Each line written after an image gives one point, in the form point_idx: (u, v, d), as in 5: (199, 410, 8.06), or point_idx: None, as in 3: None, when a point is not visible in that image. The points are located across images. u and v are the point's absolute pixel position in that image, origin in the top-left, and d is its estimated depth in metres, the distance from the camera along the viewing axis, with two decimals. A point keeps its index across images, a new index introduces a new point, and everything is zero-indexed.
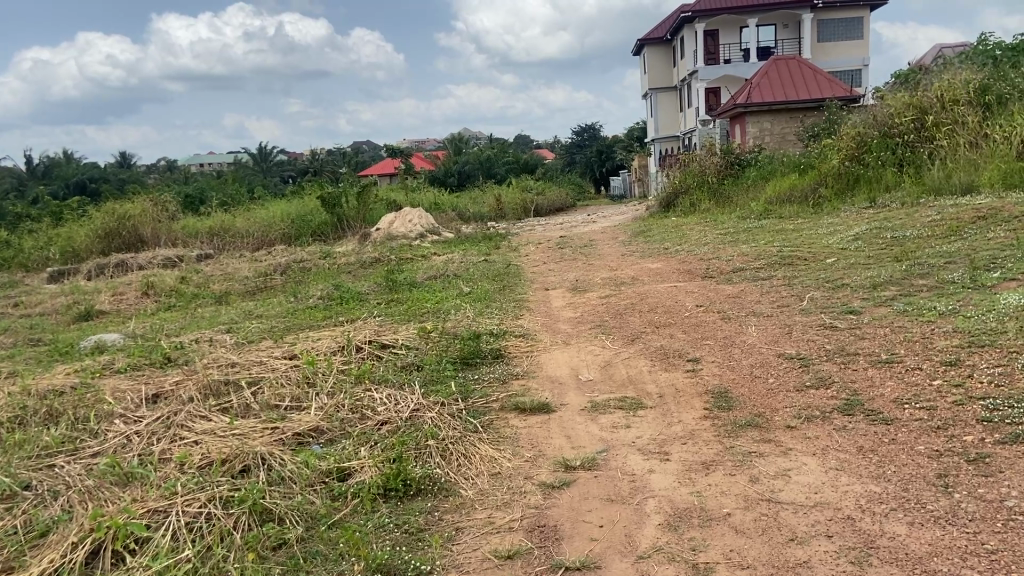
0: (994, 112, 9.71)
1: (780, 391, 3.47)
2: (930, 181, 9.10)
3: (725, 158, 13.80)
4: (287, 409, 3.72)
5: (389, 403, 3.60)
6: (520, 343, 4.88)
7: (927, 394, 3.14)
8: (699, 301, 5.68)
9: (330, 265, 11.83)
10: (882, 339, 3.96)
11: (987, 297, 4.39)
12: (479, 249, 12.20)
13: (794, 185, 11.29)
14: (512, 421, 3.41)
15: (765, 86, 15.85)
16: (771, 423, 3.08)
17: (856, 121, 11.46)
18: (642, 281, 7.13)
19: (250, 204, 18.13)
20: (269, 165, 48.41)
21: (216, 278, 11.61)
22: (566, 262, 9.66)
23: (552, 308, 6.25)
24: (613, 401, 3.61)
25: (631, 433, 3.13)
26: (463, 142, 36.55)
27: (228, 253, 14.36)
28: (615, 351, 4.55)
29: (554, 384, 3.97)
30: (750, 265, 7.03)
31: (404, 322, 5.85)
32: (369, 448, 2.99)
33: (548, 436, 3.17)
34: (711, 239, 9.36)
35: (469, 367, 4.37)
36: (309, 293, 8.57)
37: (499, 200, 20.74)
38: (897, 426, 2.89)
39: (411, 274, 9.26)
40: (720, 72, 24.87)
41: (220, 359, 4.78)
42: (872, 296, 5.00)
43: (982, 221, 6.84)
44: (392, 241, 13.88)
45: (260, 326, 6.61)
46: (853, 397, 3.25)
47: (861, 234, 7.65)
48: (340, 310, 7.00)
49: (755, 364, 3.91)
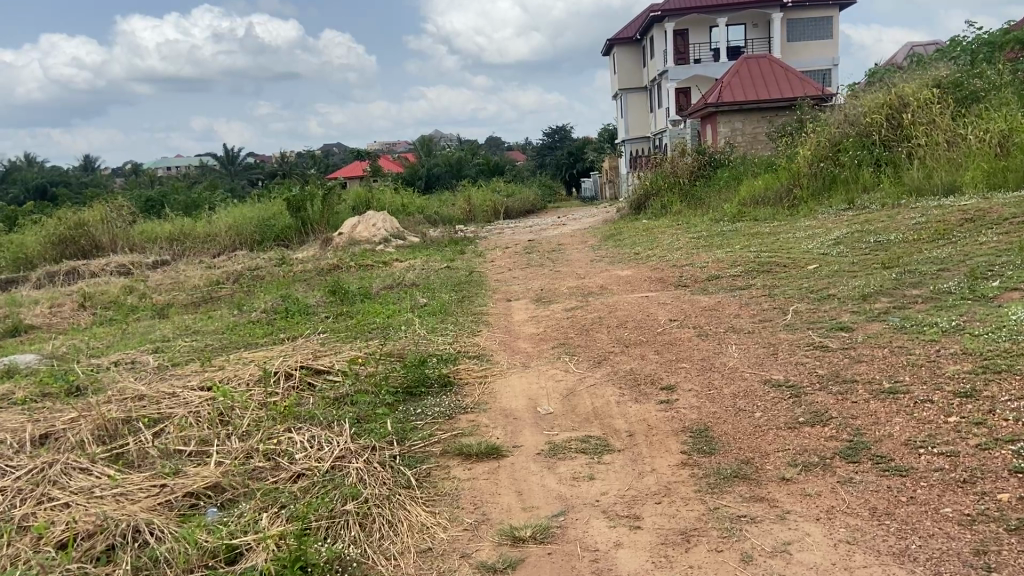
0: (971, 109, 9.36)
1: (768, 429, 2.97)
2: (910, 181, 8.70)
3: (698, 159, 13.38)
4: (189, 457, 3.14)
5: (310, 449, 3.04)
6: (473, 366, 4.32)
7: (945, 436, 2.64)
8: (673, 314, 5.17)
9: (285, 272, 11.18)
10: (881, 363, 3.48)
11: (994, 311, 3.93)
12: (444, 255, 11.62)
13: (768, 185, 10.87)
14: (454, 470, 2.85)
15: (736, 84, 15.43)
16: (762, 475, 2.56)
17: (829, 119, 11.07)
18: (611, 290, 6.62)
19: (207, 207, 17.39)
20: (235, 168, 47.31)
21: (162, 288, 10.91)
22: (531, 269, 9.14)
23: (513, 322, 5.71)
24: (574, 442, 3.07)
25: (595, 487, 2.60)
26: (432, 144, 35.96)
27: (183, 260, 13.64)
28: (579, 376, 4.02)
29: (507, 419, 3.43)
30: (726, 273, 6.56)
31: (348, 342, 5.29)
32: (272, 515, 2.43)
33: (497, 491, 2.63)
34: (685, 243, 8.88)
35: (412, 399, 3.81)
36: (254, 305, 7.95)
37: (468, 203, 20.18)
38: (916, 479, 2.38)
39: (366, 283, 8.69)
40: (690, 72, 24.54)
41: (128, 389, 4.16)
42: (862, 309, 4.53)
43: (970, 223, 6.43)
44: (353, 247, 13.26)
45: (192, 346, 5.98)
46: (858, 438, 2.75)
47: (841, 238, 7.23)
48: (284, 326, 6.41)
49: (738, 394, 3.39)
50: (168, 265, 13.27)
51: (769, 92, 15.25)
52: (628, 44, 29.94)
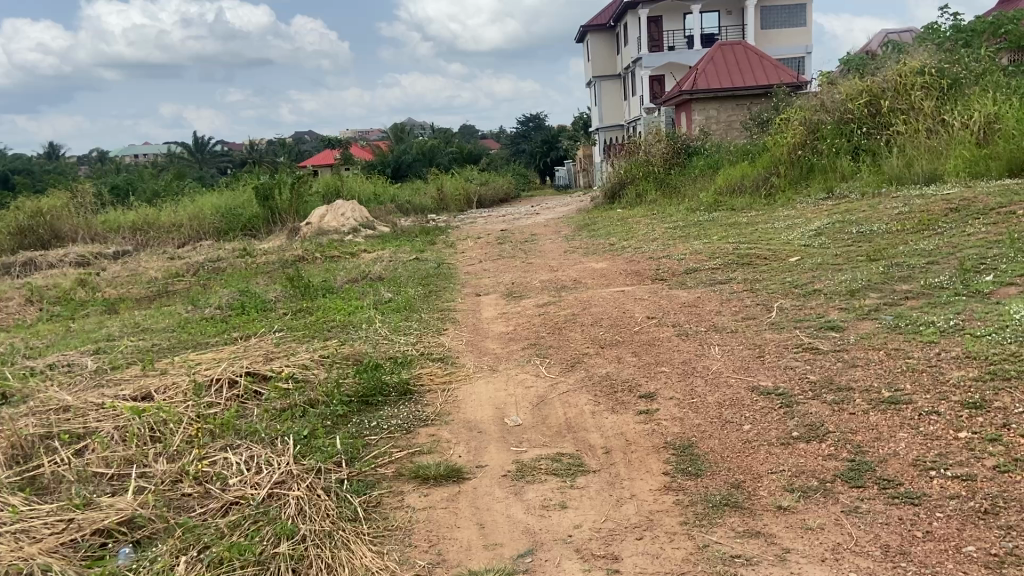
0: (950, 95, 9.15)
1: (759, 445, 2.68)
2: (890, 169, 8.48)
3: (671, 146, 13.12)
4: (110, 481, 2.78)
5: (246, 473, 2.70)
6: (437, 370, 3.99)
7: (958, 455, 2.35)
8: (651, 311, 4.87)
9: (248, 264, 10.74)
10: (877, 368, 3.19)
11: (993, 309, 3.66)
12: (414, 246, 11.24)
13: (744, 174, 10.63)
14: (407, 498, 2.52)
15: (711, 71, 15.19)
16: (755, 503, 2.27)
17: (806, 106, 10.82)
18: (585, 284, 6.32)
19: (168, 196, 16.81)
20: (203, 157, 46.41)
21: (117, 281, 10.40)
22: (503, 261, 8.81)
23: (481, 320, 5.38)
24: (544, 461, 2.76)
25: (568, 518, 2.29)
26: (405, 131, 35.38)
27: (143, 251, 13.11)
28: (551, 381, 3.69)
29: (470, 433, 3.10)
30: (705, 265, 6.28)
31: (305, 342, 4.94)
32: (188, 560, 2.09)
33: (455, 524, 2.31)
34: (661, 234, 8.60)
35: (367, 409, 3.47)
36: (210, 299, 7.54)
37: (441, 192, 19.78)
38: (931, 510, 2.09)
39: (330, 277, 8.30)
40: (664, 59, 24.25)
41: (54, 399, 3.77)
42: (852, 306, 4.26)
43: (955, 213, 6.20)
44: (321, 237, 12.83)
45: (138, 346, 5.60)
46: (860, 457, 2.46)
47: (822, 229, 6.98)
48: (239, 324, 6.02)
49: (724, 404, 3.10)
50: (126, 256, 12.73)
51: (743, 79, 15.01)
52: (602, 31, 29.65)
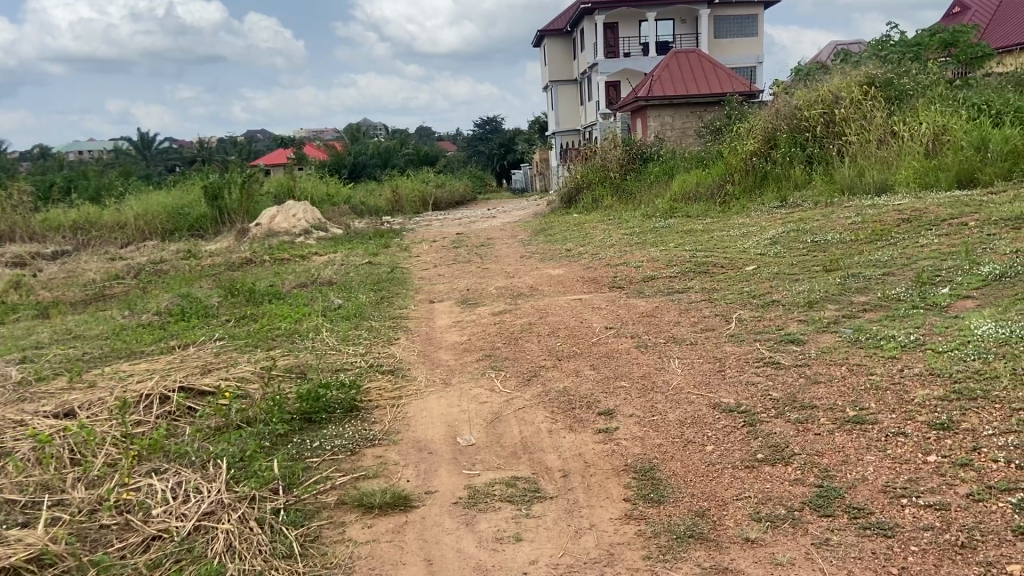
0: (900, 106, 9.25)
1: (723, 468, 2.55)
2: (842, 179, 8.53)
3: (627, 152, 13.08)
4: (21, 510, 2.54)
5: (172, 502, 2.48)
6: (386, 384, 3.79)
7: (928, 481, 2.25)
8: (608, 321, 4.75)
9: (193, 267, 10.37)
10: (841, 385, 3.10)
11: (953, 323, 3.61)
12: (366, 249, 10.98)
13: (700, 180, 10.62)
14: (349, 531, 2.34)
15: (666, 78, 15.21)
16: (720, 534, 2.14)
17: (760, 115, 10.86)
18: (540, 292, 6.18)
19: (111, 194, 16.22)
20: (151, 154, 45.20)
21: (52, 283, 9.93)
22: (457, 266, 8.63)
23: (433, 328, 5.19)
24: (497, 486, 2.59)
25: (524, 553, 2.14)
26: (360, 131, 34.92)
27: (82, 251, 12.59)
28: (506, 397, 3.52)
29: (420, 455, 2.92)
30: (662, 274, 6.18)
31: (247, 352, 4.69)
32: None
33: (400, 561, 2.16)
34: (617, 240, 8.51)
35: (309, 428, 3.27)
36: (150, 304, 7.20)
37: (396, 194, 19.50)
38: (905, 543, 1.99)
39: (278, 281, 8.01)
40: (620, 65, 24.31)
41: None
42: (811, 318, 4.19)
43: (908, 224, 6.22)
44: (271, 239, 12.48)
45: (68, 355, 5.28)
46: (828, 483, 2.35)
47: (778, 238, 6.96)
48: (178, 331, 5.73)
49: (685, 422, 2.97)
50: (63, 256, 12.21)
51: (698, 86, 15.06)
52: (558, 36, 29.64)
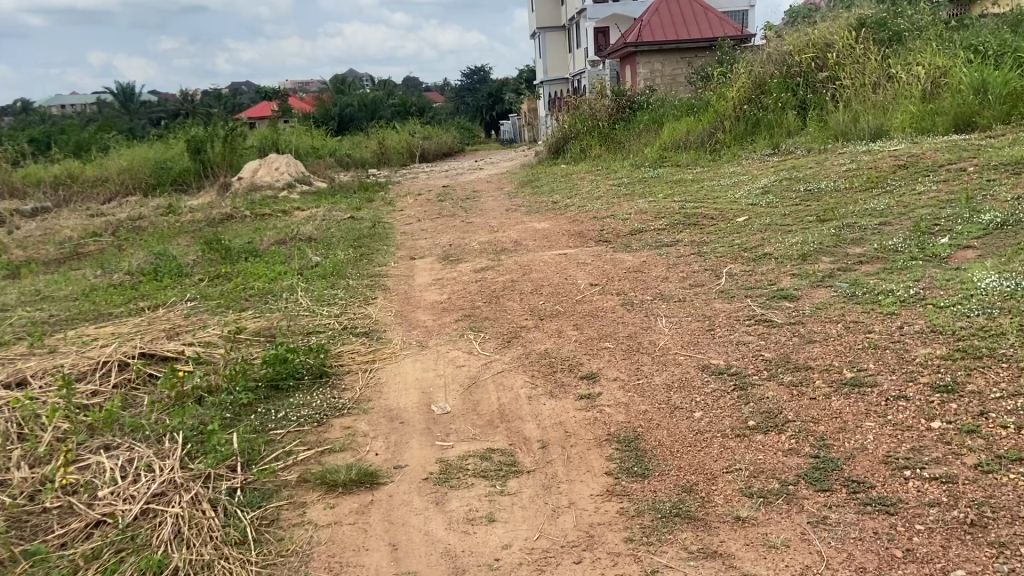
0: (895, 48, 8.95)
1: (712, 437, 2.38)
2: (836, 125, 8.27)
3: (616, 100, 12.72)
4: None
5: (120, 482, 2.29)
6: (359, 348, 3.60)
7: (933, 451, 2.09)
8: (593, 277, 4.55)
9: (170, 223, 10.07)
10: (837, 344, 2.92)
11: (954, 275, 3.42)
12: (349, 203, 10.70)
13: (690, 129, 10.33)
14: (310, 512, 2.17)
15: (656, 23, 14.76)
16: (708, 513, 1.98)
17: (752, 59, 10.52)
18: (524, 246, 5.96)
19: (86, 149, 15.76)
20: (132, 107, 44.24)
21: (26, 241, 9.61)
22: (441, 220, 8.40)
23: (412, 287, 4.98)
24: (472, 460, 2.42)
25: (496, 537, 1.97)
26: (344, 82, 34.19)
27: (57, 208, 12.23)
28: (484, 360, 3.34)
29: (391, 425, 2.74)
30: (650, 226, 5.97)
31: (217, 314, 4.48)
32: None
33: (362, 546, 1.99)
34: (605, 191, 8.28)
35: (275, 397, 3.08)
36: (123, 263, 6.94)
37: (380, 146, 19.08)
38: (909, 521, 1.83)
39: (256, 237, 7.76)
40: (609, 9, 23.68)
41: None
42: (804, 272, 4.00)
43: (903, 170, 6.01)
44: (252, 194, 12.15)
45: (32, 318, 5.04)
46: (825, 454, 2.18)
47: (769, 187, 6.74)
48: (149, 291, 5.50)
49: (672, 386, 2.80)
50: (38, 213, 11.86)
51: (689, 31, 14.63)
52: None
